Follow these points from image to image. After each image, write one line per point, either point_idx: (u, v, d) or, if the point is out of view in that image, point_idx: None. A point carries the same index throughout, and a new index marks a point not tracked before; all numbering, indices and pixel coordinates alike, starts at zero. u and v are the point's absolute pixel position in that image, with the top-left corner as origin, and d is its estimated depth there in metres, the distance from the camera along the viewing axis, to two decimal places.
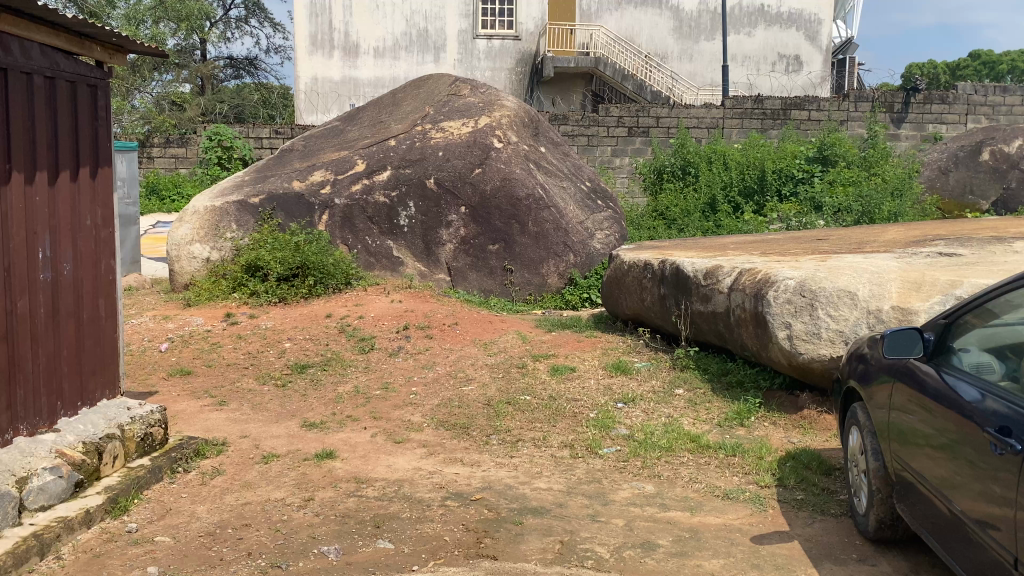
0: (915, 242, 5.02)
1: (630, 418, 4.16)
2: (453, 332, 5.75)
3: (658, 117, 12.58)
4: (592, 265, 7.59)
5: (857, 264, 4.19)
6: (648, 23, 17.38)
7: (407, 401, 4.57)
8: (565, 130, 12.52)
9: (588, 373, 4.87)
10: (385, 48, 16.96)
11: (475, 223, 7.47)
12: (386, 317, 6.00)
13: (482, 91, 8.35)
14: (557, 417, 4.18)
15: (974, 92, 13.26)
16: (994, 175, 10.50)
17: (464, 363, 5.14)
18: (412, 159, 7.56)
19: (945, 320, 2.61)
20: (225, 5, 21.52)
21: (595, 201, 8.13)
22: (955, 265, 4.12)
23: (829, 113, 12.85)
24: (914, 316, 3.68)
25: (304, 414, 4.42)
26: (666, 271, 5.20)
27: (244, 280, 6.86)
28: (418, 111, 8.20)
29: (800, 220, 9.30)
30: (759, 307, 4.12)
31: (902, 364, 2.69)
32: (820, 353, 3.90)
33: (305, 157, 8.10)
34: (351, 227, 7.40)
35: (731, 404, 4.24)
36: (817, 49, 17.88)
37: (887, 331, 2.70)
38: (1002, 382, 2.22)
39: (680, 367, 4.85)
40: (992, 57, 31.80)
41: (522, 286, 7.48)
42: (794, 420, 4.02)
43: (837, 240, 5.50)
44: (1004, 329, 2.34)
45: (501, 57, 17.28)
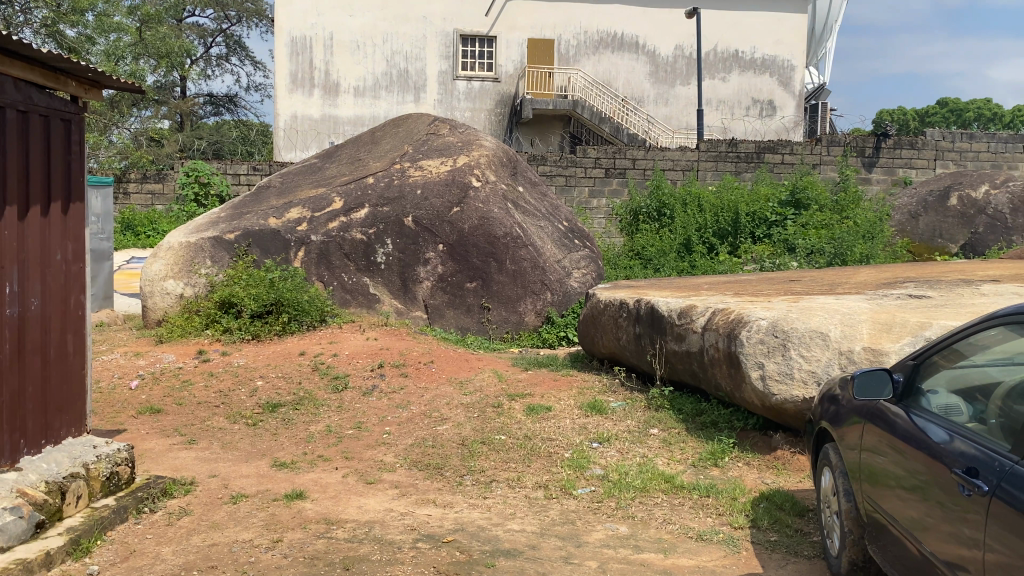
0: (886, 284, 5.09)
1: (605, 458, 4.14)
2: (428, 370, 5.72)
3: (634, 159, 12.73)
4: (569, 303, 7.61)
5: (829, 306, 4.24)
6: (625, 67, 17.70)
7: (380, 441, 4.52)
8: (543, 170, 12.64)
9: (564, 413, 4.85)
10: (365, 87, 17.10)
11: (453, 261, 7.48)
12: (360, 355, 5.97)
13: (461, 131, 8.43)
14: (532, 457, 4.16)
15: (942, 138, 13.56)
16: (962, 219, 10.70)
17: (439, 402, 5.10)
18: (389, 197, 7.58)
19: (913, 361, 2.64)
20: (206, 43, 21.66)
21: (572, 240, 8.18)
22: (925, 307, 4.18)
23: (801, 157, 13.06)
24: (885, 357, 3.71)
25: (276, 453, 4.36)
26: (641, 310, 5.22)
27: (217, 316, 6.81)
28: (396, 150, 8.25)
29: (773, 261, 9.42)
30: (732, 347, 4.15)
31: (872, 405, 2.70)
32: (792, 394, 3.91)
33: (281, 194, 8.09)
34: (327, 264, 7.38)
35: (705, 444, 4.24)
36: (790, 95, 18.26)
37: (857, 372, 2.71)
38: (970, 423, 2.25)
39: (655, 407, 4.85)
40: (958, 104, 32.62)
41: (499, 325, 7.47)
42: (768, 460, 4.02)
43: (809, 281, 5.57)
44: (972, 371, 2.37)
45: (480, 98, 17.47)
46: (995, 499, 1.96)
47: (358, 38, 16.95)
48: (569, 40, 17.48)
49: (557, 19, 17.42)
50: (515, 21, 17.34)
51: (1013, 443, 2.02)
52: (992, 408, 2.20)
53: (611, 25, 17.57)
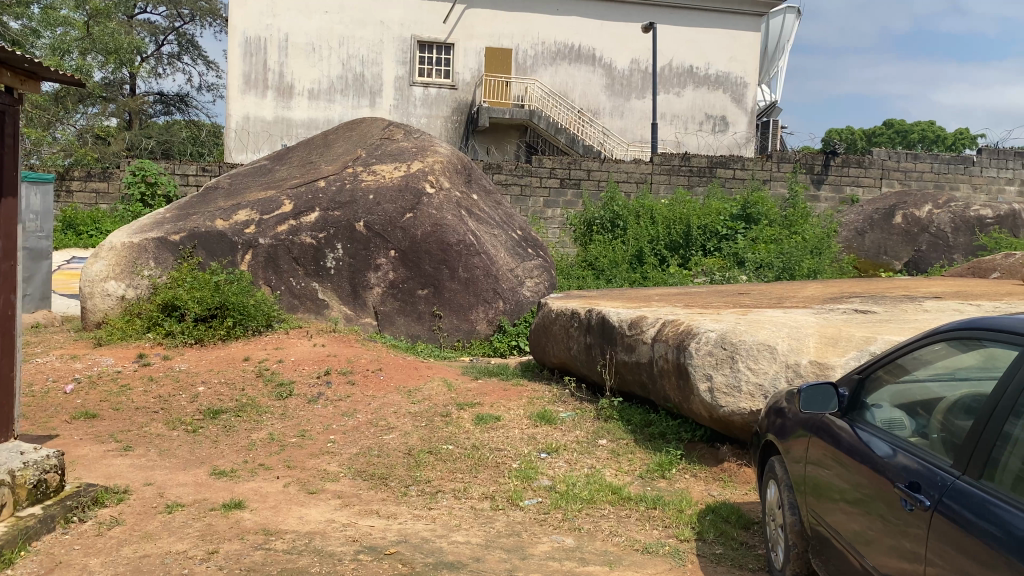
0: (833, 299, 5.16)
1: (553, 469, 4.10)
2: (376, 378, 5.62)
3: (588, 170, 12.77)
4: (521, 313, 7.57)
5: (777, 319, 4.27)
6: (582, 79, 17.82)
7: (324, 450, 4.42)
8: (498, 179, 12.60)
9: (513, 422, 4.80)
10: (320, 90, 16.93)
11: (404, 268, 7.39)
12: (307, 362, 5.85)
13: (416, 136, 8.37)
14: (479, 467, 4.10)
15: (887, 158, 13.89)
16: (906, 237, 10.94)
17: (386, 411, 5.01)
18: (341, 202, 7.47)
19: (858, 376, 2.64)
20: (158, 41, 21.31)
21: (526, 249, 8.14)
22: (870, 322, 4.23)
23: (752, 172, 13.24)
24: (831, 370, 3.75)
25: (215, 461, 4.23)
26: (592, 319, 5.21)
27: (160, 319, 6.63)
28: (350, 154, 8.14)
29: (723, 274, 9.53)
30: (681, 359, 4.16)
31: (819, 419, 2.70)
32: (739, 407, 3.92)
33: (230, 196, 7.93)
34: (275, 268, 7.24)
35: (653, 455, 4.23)
36: (743, 111, 18.55)
37: (804, 386, 2.70)
38: (912, 438, 2.27)
39: (604, 418, 4.83)
40: (903, 126, 33.49)
41: (450, 333, 7.39)
42: (714, 473, 4.02)
43: (758, 295, 5.61)
44: (915, 386, 2.39)
45: (437, 105, 17.39)
46: (936, 514, 1.96)
47: (314, 41, 16.78)
48: (526, 50, 17.53)
49: (515, 29, 17.47)
50: (473, 30, 17.34)
51: (955, 457, 2.04)
52: (935, 423, 2.22)
53: (568, 37, 17.68)
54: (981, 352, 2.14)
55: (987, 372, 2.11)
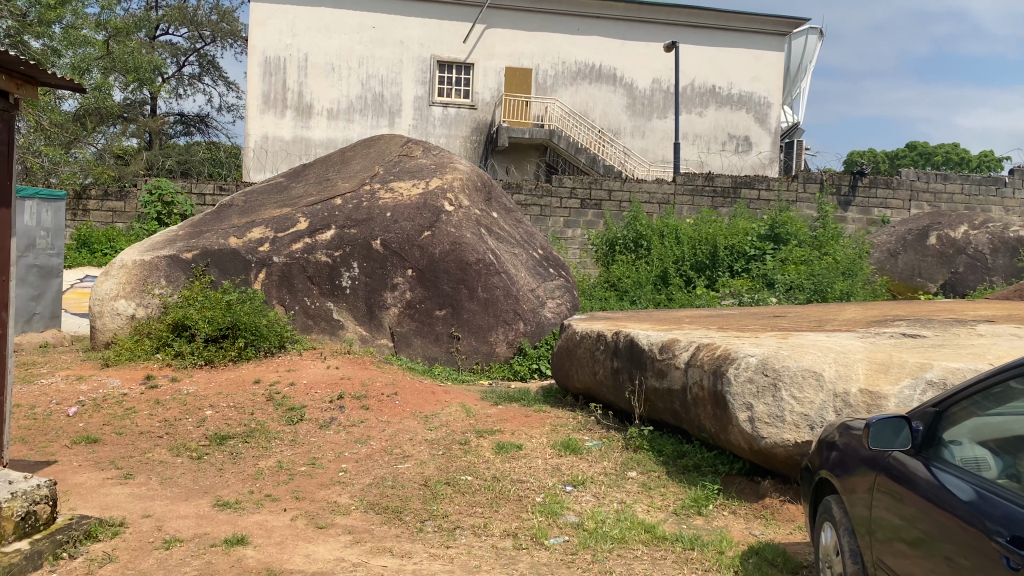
0: (877, 322, 4.85)
1: (580, 503, 3.81)
2: (391, 403, 5.35)
3: (610, 190, 12.53)
4: (542, 335, 7.29)
5: (822, 343, 3.98)
6: (602, 99, 17.64)
7: (335, 480, 4.14)
8: (518, 199, 12.39)
9: (535, 452, 4.51)
10: (339, 110, 16.83)
11: (422, 287, 7.14)
12: (319, 385, 5.59)
13: (435, 153, 8.15)
14: (500, 501, 3.82)
15: (916, 178, 13.55)
16: (942, 260, 10.59)
17: (401, 438, 4.74)
18: (358, 219, 7.25)
19: (933, 408, 2.33)
20: (179, 62, 21.45)
21: (547, 268, 7.89)
22: (922, 347, 3.92)
23: (777, 193, 12.93)
24: (884, 400, 3.45)
25: (219, 491, 3.97)
26: (620, 343, 4.93)
27: (169, 340, 6.42)
28: (367, 171, 7.93)
29: (752, 296, 9.23)
30: (718, 386, 3.87)
31: (885, 457, 2.40)
32: (783, 438, 3.62)
33: (244, 213, 7.73)
34: (289, 286, 7.02)
35: (687, 490, 3.94)
36: (766, 131, 18.28)
37: (869, 419, 2.40)
38: (1001, 481, 1.97)
39: (633, 448, 4.54)
40: (926, 148, 33.13)
41: (468, 355, 7.12)
42: (755, 509, 3.71)
43: (796, 317, 5.31)
44: (1001, 420, 2.09)
45: (456, 125, 17.24)
46: None
47: (333, 60, 16.71)
48: (546, 70, 17.38)
49: (536, 49, 17.33)
50: (493, 49, 17.20)
51: None
52: None
53: (589, 56, 17.50)
54: None
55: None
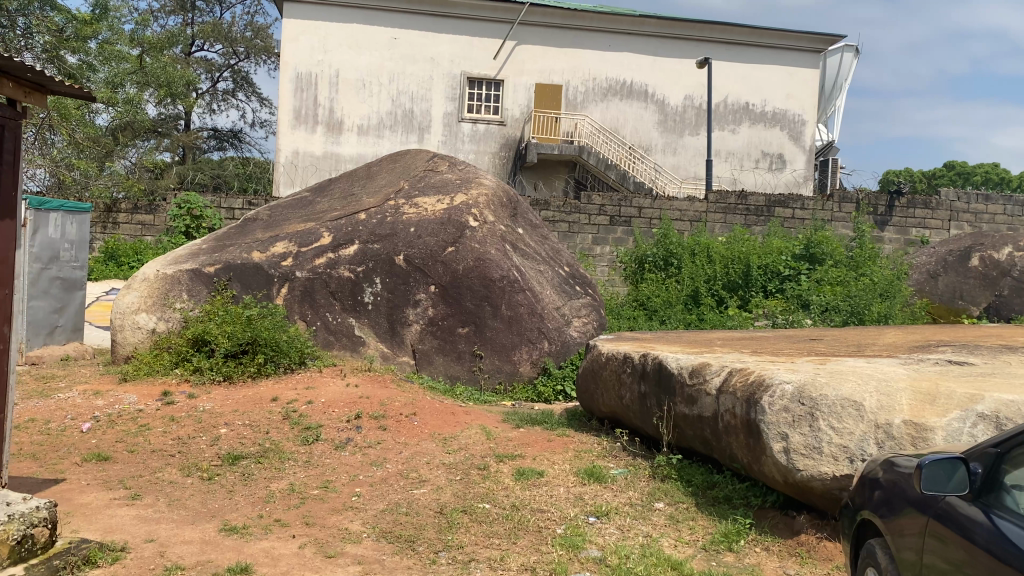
0: (921, 348, 4.59)
1: (603, 536, 3.61)
2: (410, 424, 5.18)
3: (640, 208, 12.33)
4: (567, 354, 7.09)
5: (861, 370, 3.75)
6: (633, 116, 17.48)
7: (347, 505, 3.98)
8: (546, 215, 12.23)
9: (558, 479, 4.31)
10: (369, 125, 16.83)
11: (445, 304, 6.99)
12: (337, 404, 5.44)
13: (461, 169, 8.02)
14: (518, 532, 3.63)
15: (956, 199, 13.17)
16: (984, 282, 10.24)
17: (419, 461, 4.57)
18: (381, 234, 7.11)
19: (995, 448, 2.09)
20: (213, 78, 21.66)
21: (573, 286, 7.70)
22: (971, 376, 3.68)
23: (813, 212, 12.64)
24: (931, 433, 3.22)
25: (227, 515, 3.82)
26: (648, 366, 4.72)
27: (189, 355, 6.32)
28: (392, 186, 7.81)
29: (786, 317, 8.98)
30: (751, 415, 3.66)
31: (940, 502, 2.16)
32: (819, 471, 3.39)
33: (268, 227, 7.64)
34: (311, 302, 6.91)
35: (717, 523, 3.72)
36: (800, 149, 17.97)
37: (922, 460, 2.17)
38: None
39: (660, 477, 4.33)
40: (964, 168, 32.54)
41: (491, 374, 6.94)
42: (790, 546, 3.47)
43: (833, 342, 5.07)
44: None
45: (485, 141, 17.15)
46: None
47: (364, 76, 16.73)
48: (577, 86, 17.26)
49: (566, 65, 17.21)
50: (523, 66, 17.12)
51: None
52: None
53: (620, 73, 17.36)
54: None
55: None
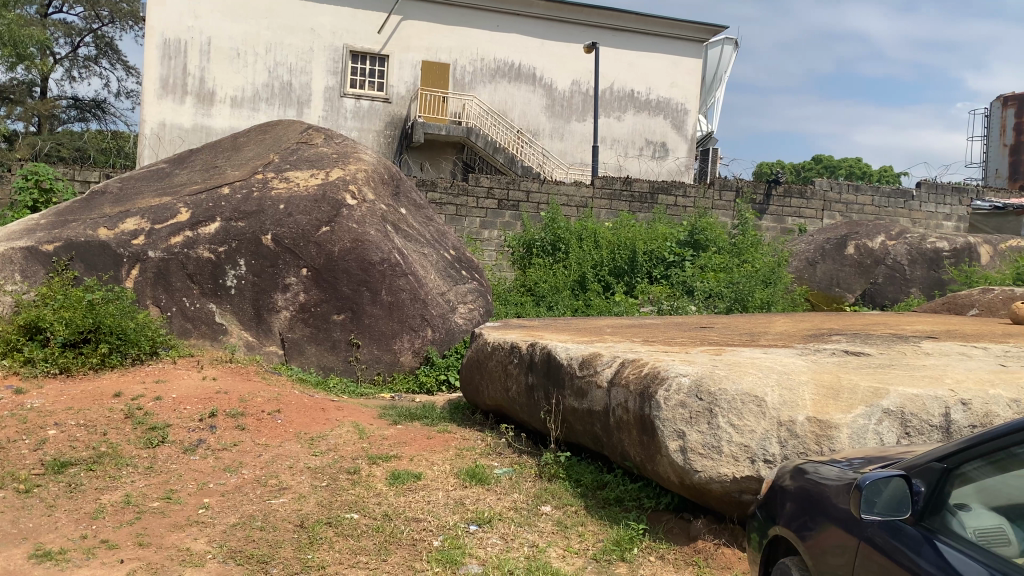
0: (813, 336, 4.44)
1: (483, 548, 3.23)
2: (272, 423, 4.66)
3: (528, 191, 12.01)
4: (452, 343, 6.70)
5: (761, 362, 3.52)
6: (521, 98, 17.17)
7: (192, 520, 3.44)
8: (431, 196, 11.72)
9: (436, 483, 3.91)
10: (243, 98, 15.84)
11: (318, 288, 6.44)
12: (189, 401, 4.84)
13: (337, 142, 7.42)
14: (390, 547, 3.20)
15: (829, 189, 13.48)
16: (860, 270, 10.53)
17: (280, 465, 4.07)
18: (247, 211, 6.49)
19: (943, 464, 1.79)
20: (73, 43, 19.99)
21: (459, 270, 7.27)
22: (870, 368, 3.51)
23: (695, 200, 12.66)
24: (835, 431, 3.00)
25: (42, 537, 3.24)
26: (536, 356, 4.38)
27: (19, 344, 5.53)
28: (261, 158, 7.16)
29: (671, 304, 8.97)
30: (645, 410, 3.35)
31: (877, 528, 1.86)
32: (719, 473, 3.12)
33: (118, 201, 6.88)
34: (165, 285, 6.23)
35: (609, 529, 3.41)
36: (684, 137, 18.14)
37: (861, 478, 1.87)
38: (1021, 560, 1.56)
39: (548, 477, 4.00)
40: (831, 162, 34.10)
41: (368, 365, 6.46)
42: (686, 554, 3.20)
43: (726, 330, 4.87)
44: None
45: (369, 118, 16.43)
46: None
47: (238, 45, 15.72)
48: (464, 66, 16.80)
49: (453, 44, 16.72)
50: (409, 42, 16.50)
51: None
52: None
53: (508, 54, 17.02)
54: None
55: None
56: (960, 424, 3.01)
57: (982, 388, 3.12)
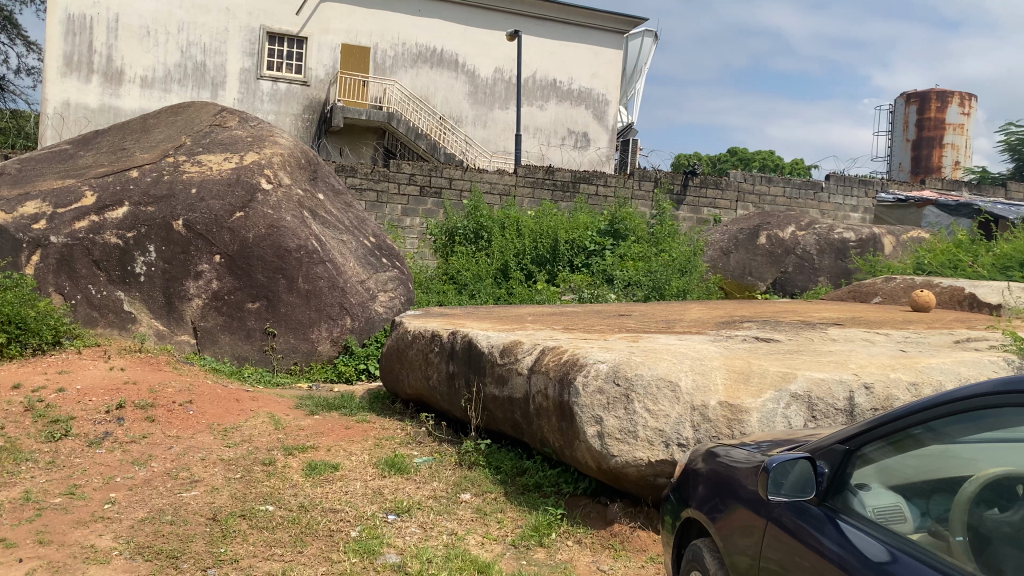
0: (726, 323, 4.57)
1: (402, 538, 3.21)
2: (184, 414, 4.53)
3: (451, 178, 11.95)
4: (372, 331, 6.61)
5: (676, 348, 3.59)
6: (443, 84, 17.05)
7: (97, 516, 3.31)
8: (352, 182, 11.54)
9: (355, 473, 3.86)
10: (154, 78, 15.27)
11: (232, 276, 6.26)
12: (95, 392, 4.65)
13: (253, 124, 7.22)
14: (307, 538, 3.15)
15: (743, 180, 13.84)
16: (771, 259, 10.83)
17: (192, 457, 3.96)
18: (157, 195, 6.27)
19: (844, 447, 1.87)
20: None
21: (380, 258, 7.17)
22: (779, 353, 3.62)
23: (615, 190, 12.82)
24: (745, 415, 3.09)
25: None
26: (457, 344, 4.37)
27: None
28: (172, 141, 6.92)
29: (591, 292, 9.09)
30: (563, 396, 3.38)
31: (783, 510, 1.92)
32: (635, 457, 3.17)
33: (17, 183, 6.55)
34: (68, 271, 5.97)
35: (528, 515, 3.43)
36: (605, 128, 18.34)
37: (769, 461, 1.94)
38: (916, 534, 1.62)
39: (468, 465, 4.00)
40: (746, 154, 35.04)
41: (285, 354, 6.32)
42: (603, 538, 3.25)
43: (643, 317, 4.96)
44: (937, 459, 1.66)
45: (286, 102, 16.05)
46: None
47: (149, 23, 15.13)
48: (386, 50, 16.56)
49: (374, 27, 16.46)
50: (329, 24, 16.15)
51: None
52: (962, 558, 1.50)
53: (430, 40, 16.87)
54: None
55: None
56: (863, 407, 3.14)
57: (883, 372, 3.26)
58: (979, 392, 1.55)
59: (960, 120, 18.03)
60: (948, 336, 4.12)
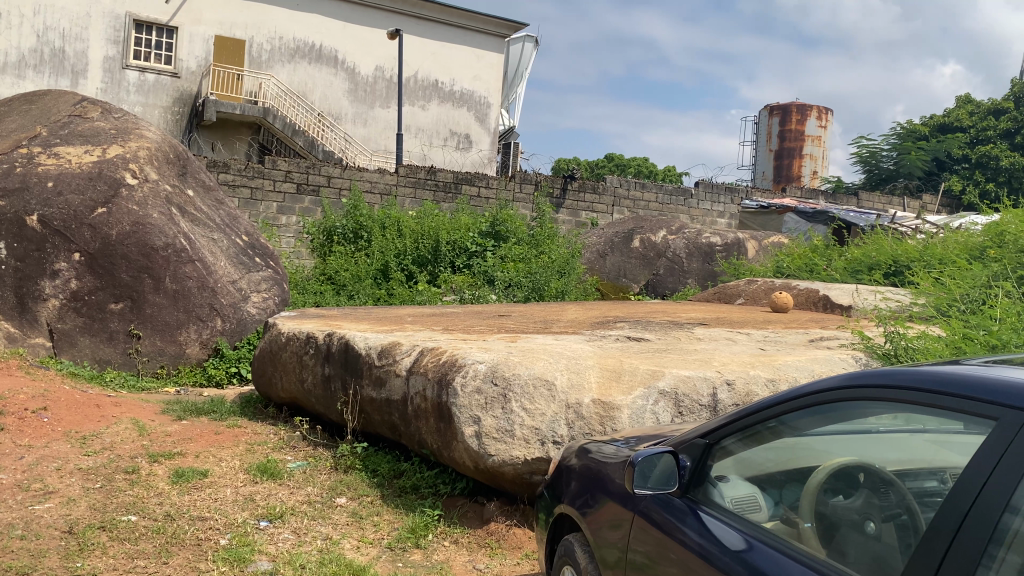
0: (600, 323, 4.70)
1: (273, 544, 3.13)
2: (37, 422, 4.25)
3: (329, 176, 11.73)
4: (244, 333, 6.37)
5: (551, 348, 3.67)
6: (322, 80, 16.70)
7: None
8: (224, 178, 11.15)
9: (224, 479, 3.74)
10: (6, 63, 14.28)
11: (92, 275, 5.94)
12: None
13: (117, 116, 6.85)
14: (172, 549, 3.02)
15: (619, 185, 14.24)
16: (644, 262, 11.23)
17: (46, 467, 3.72)
18: (8, 188, 5.90)
19: (704, 440, 1.98)
20: None
21: (253, 257, 6.91)
22: (649, 352, 3.76)
23: (496, 191, 12.91)
24: (617, 412, 3.18)
25: None
26: (333, 346, 4.30)
27: None
28: (25, 131, 6.48)
29: (472, 292, 9.15)
30: (441, 397, 3.39)
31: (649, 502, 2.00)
32: (511, 456, 3.21)
33: None
34: None
35: (405, 517, 3.41)
36: (486, 130, 18.47)
37: (636, 455, 2.02)
38: (769, 523, 1.72)
39: (344, 468, 3.94)
40: (622, 160, 36.06)
41: (150, 358, 6.04)
42: (480, 537, 3.27)
43: (521, 318, 5.03)
44: (789, 449, 1.77)
45: (154, 93, 15.33)
46: None
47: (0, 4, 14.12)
48: (262, 43, 16.05)
49: (249, 20, 15.92)
50: (201, 14, 15.51)
51: None
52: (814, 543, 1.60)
53: (308, 35, 16.48)
54: (888, 412, 1.53)
55: (898, 432, 1.53)
56: (725, 402, 3.30)
57: (744, 369, 3.44)
58: (826, 388, 1.67)
59: (818, 132, 19.29)
60: (803, 335, 4.38)
